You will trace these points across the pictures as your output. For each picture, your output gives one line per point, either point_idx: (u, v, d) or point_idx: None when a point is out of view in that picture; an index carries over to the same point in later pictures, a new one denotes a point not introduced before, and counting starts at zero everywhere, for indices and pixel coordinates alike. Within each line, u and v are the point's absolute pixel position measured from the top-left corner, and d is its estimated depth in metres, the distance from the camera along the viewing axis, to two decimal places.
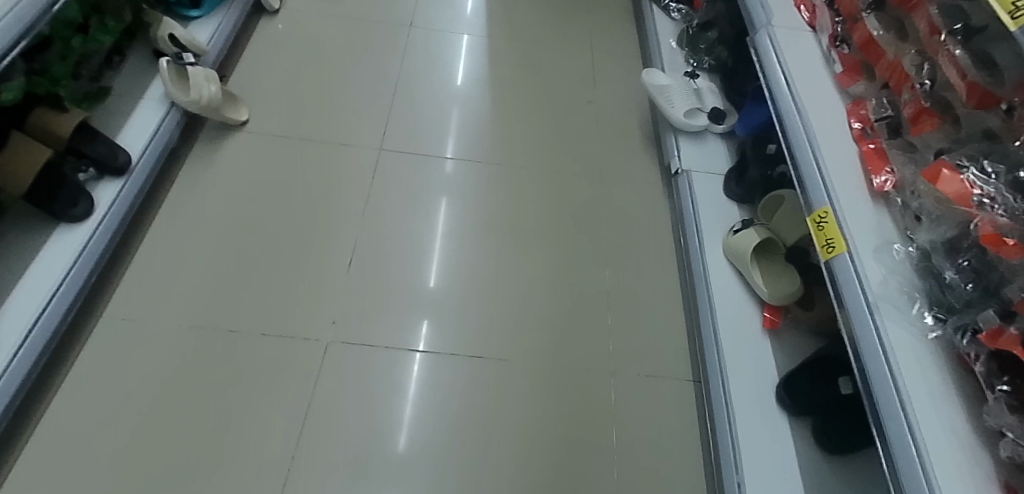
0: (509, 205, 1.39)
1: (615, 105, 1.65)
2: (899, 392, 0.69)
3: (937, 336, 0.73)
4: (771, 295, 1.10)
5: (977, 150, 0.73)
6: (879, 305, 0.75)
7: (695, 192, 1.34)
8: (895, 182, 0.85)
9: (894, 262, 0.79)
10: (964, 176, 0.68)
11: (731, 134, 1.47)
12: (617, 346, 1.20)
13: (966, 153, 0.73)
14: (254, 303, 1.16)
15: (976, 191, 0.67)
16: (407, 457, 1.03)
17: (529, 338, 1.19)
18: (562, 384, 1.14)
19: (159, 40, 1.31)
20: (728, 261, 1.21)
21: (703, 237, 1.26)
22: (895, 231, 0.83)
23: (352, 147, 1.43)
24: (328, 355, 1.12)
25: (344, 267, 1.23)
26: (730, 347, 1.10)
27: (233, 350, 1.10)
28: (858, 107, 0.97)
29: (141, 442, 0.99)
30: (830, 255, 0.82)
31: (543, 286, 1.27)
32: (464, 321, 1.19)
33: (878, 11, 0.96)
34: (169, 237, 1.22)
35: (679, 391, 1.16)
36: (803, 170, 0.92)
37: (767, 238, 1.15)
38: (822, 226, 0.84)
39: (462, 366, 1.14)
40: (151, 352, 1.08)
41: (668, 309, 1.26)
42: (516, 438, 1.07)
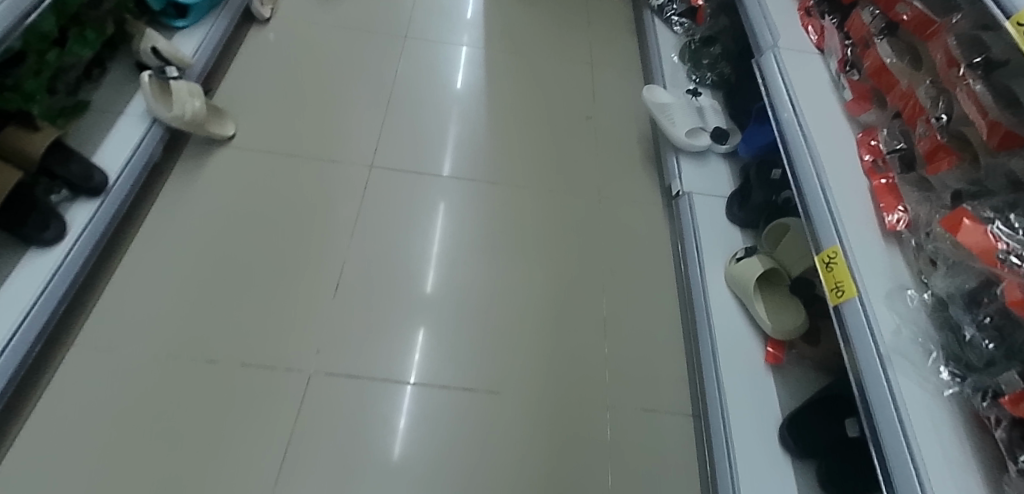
0: (503, 226, 1.34)
1: (615, 121, 1.60)
2: (912, 453, 0.64)
3: (953, 393, 0.69)
4: (774, 329, 1.05)
5: (1005, 200, 0.67)
6: (891, 357, 0.70)
7: (697, 215, 1.29)
8: (908, 222, 0.80)
9: (908, 310, 0.74)
10: (988, 228, 0.63)
11: (734, 155, 1.42)
12: (613, 377, 1.15)
13: (992, 204, 0.68)
14: (235, 330, 1.11)
15: (1002, 246, 0.62)
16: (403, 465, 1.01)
17: (522, 368, 1.14)
18: (556, 418, 1.09)
19: (141, 52, 1.26)
20: (731, 290, 1.16)
21: (704, 262, 1.21)
22: (908, 275, 0.78)
23: (342, 163, 1.38)
24: (311, 387, 1.07)
25: (330, 292, 1.18)
26: (732, 382, 1.05)
27: (212, 380, 1.05)
28: (868, 137, 0.92)
29: (110, 481, 0.94)
30: (839, 298, 0.77)
31: (537, 312, 1.22)
32: (455, 350, 1.15)
33: (890, 37, 0.92)
34: (147, 258, 1.17)
35: (678, 426, 1.11)
36: (810, 204, 0.88)
37: (771, 267, 1.10)
38: (831, 266, 0.79)
39: (451, 398, 1.09)
40: (125, 383, 1.03)
41: (668, 338, 1.22)
42: (510, 447, 1.05)
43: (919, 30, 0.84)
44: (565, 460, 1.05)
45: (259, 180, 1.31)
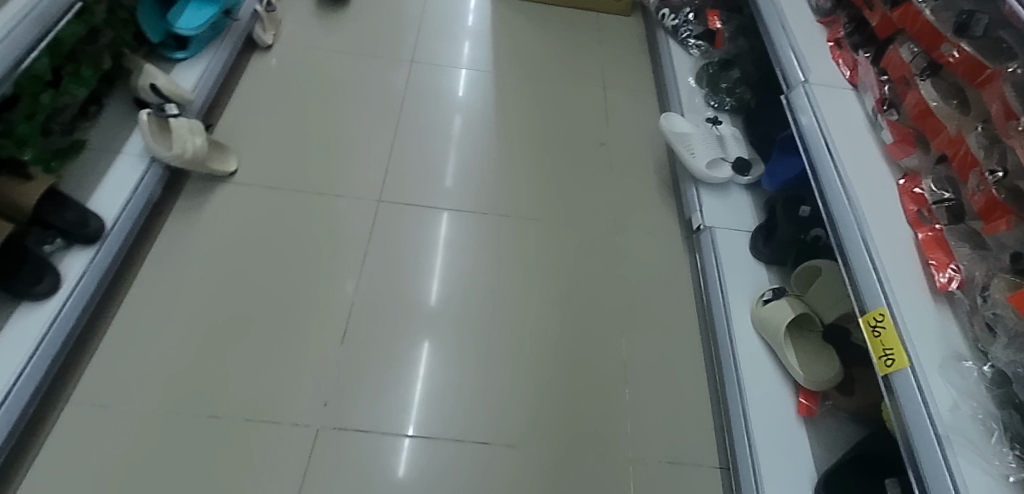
0: (517, 262, 1.29)
1: (629, 147, 1.55)
2: None
3: (1017, 479, 0.63)
4: (807, 379, 0.99)
5: None
6: (950, 437, 0.65)
7: (720, 251, 1.23)
8: (961, 282, 0.75)
9: (965, 382, 0.69)
10: None
11: (756, 186, 1.36)
12: (636, 427, 1.10)
13: None
14: (238, 382, 1.05)
15: None
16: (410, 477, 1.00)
17: (539, 418, 1.08)
18: (576, 473, 1.04)
19: (140, 89, 1.22)
20: (758, 334, 1.09)
21: (728, 302, 1.14)
22: (963, 343, 0.73)
23: (349, 198, 1.33)
24: (318, 443, 1.01)
25: (338, 338, 1.13)
26: (762, 434, 0.99)
27: (213, 438, 1.00)
28: (912, 185, 0.87)
29: None
30: (888, 368, 0.72)
31: (554, 355, 1.16)
32: (469, 400, 1.09)
33: (934, 77, 0.87)
34: (147, 305, 1.12)
35: (705, 480, 1.05)
36: (851, 256, 0.82)
37: (802, 313, 1.03)
38: (879, 330, 0.74)
39: (465, 451, 1.03)
40: (121, 442, 0.97)
41: (692, 384, 1.16)
42: (518, 456, 1.04)
43: (969, 75, 0.79)
44: (572, 456, 1.05)
45: (262, 220, 1.26)
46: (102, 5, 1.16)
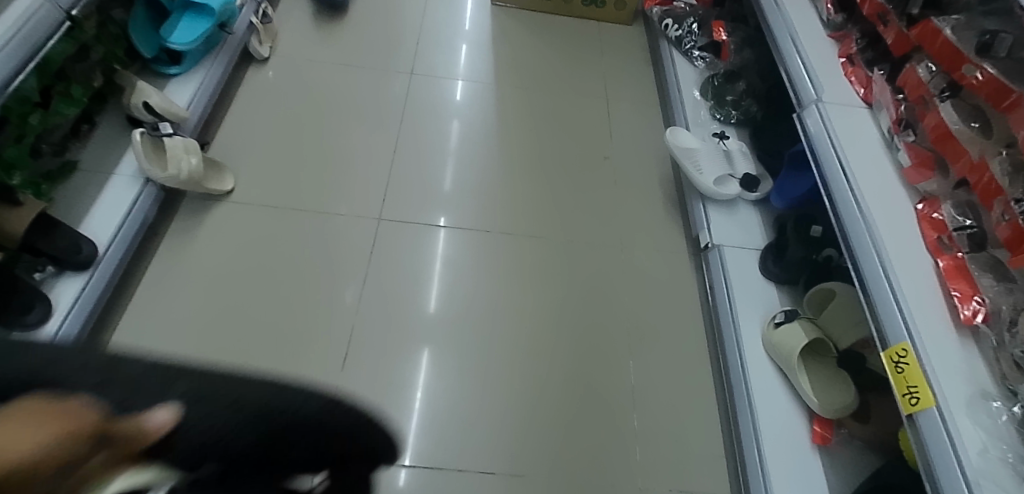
0: (520, 281, 1.26)
1: (634, 161, 1.52)
2: None
3: None
4: (822, 406, 0.96)
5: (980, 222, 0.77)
6: (981, 484, 0.62)
7: (729, 270, 1.20)
8: (986, 315, 0.72)
9: (994, 425, 0.66)
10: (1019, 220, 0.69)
11: (763, 202, 1.34)
12: (645, 454, 1.07)
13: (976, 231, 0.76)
14: None
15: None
16: None
17: (545, 447, 1.06)
18: None
19: (133, 108, 1.19)
20: (770, 359, 1.06)
21: (739, 323, 1.11)
22: (990, 381, 0.70)
23: (349, 217, 1.30)
24: None
25: (338, 365, 1.10)
26: (776, 464, 0.96)
27: None
28: (931, 210, 0.83)
29: None
30: (913, 407, 0.69)
31: (559, 379, 1.13)
32: (473, 427, 1.06)
33: (953, 98, 0.83)
34: (142, 332, 1.08)
35: None
36: (869, 284, 0.79)
37: (816, 338, 1.00)
38: (901, 367, 0.70)
39: (470, 483, 1.00)
40: None
41: (702, 409, 1.13)
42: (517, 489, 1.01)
43: (992, 98, 0.75)
44: (576, 481, 1.03)
45: (259, 241, 1.23)
46: (91, 20, 1.13)
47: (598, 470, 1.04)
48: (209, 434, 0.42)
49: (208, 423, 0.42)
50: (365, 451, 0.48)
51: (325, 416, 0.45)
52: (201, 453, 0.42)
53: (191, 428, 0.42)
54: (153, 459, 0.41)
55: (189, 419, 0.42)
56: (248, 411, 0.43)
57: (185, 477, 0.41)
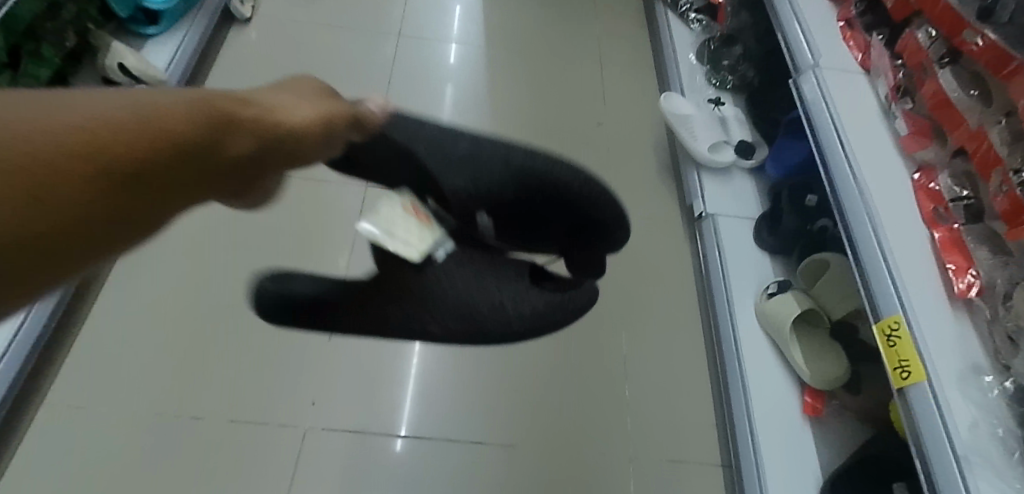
0: None
1: (628, 127, 1.49)
2: None
3: None
4: (813, 379, 0.96)
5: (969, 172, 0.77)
6: (970, 459, 0.61)
7: (721, 240, 1.19)
8: (980, 289, 0.71)
9: (985, 400, 0.65)
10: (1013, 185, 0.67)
11: (759, 169, 1.32)
12: (635, 423, 1.07)
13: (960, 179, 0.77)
14: (223, 381, 1.01)
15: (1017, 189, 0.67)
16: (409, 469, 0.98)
17: (537, 415, 1.05)
18: (575, 471, 1.01)
19: (107, 70, 1.14)
20: (763, 329, 1.05)
21: (732, 294, 1.10)
22: (983, 356, 0.69)
23: (337, 183, 1.27)
24: (306, 445, 0.98)
25: (326, 334, 1.08)
26: (765, 433, 0.96)
27: (197, 441, 0.95)
28: (927, 180, 0.82)
29: None
30: (904, 381, 0.68)
31: (551, 349, 1.13)
32: (464, 397, 1.05)
33: (953, 65, 0.80)
34: (126, 303, 1.07)
35: (705, 479, 1.03)
36: (862, 253, 0.77)
37: (809, 309, 0.99)
38: (893, 341, 0.69)
39: (460, 452, 1.00)
40: (101, 449, 0.93)
41: (693, 378, 1.13)
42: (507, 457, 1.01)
43: (993, 65, 0.72)
44: (566, 449, 1.03)
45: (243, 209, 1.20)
46: None
47: (587, 440, 1.04)
48: (477, 186, 0.52)
49: (479, 179, 0.52)
50: (593, 223, 0.56)
51: (597, 197, 0.55)
52: (468, 202, 0.52)
53: (459, 185, 0.52)
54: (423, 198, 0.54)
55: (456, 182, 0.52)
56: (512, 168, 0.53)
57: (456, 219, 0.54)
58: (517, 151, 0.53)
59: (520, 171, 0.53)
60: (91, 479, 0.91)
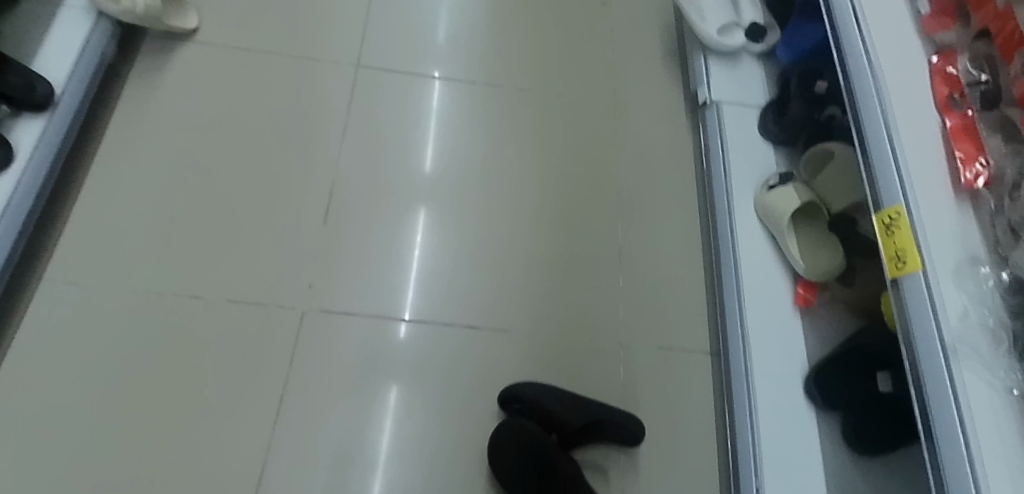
0: (507, 137, 1.20)
1: (633, 9, 1.40)
2: (973, 462, 0.56)
3: (1020, 393, 0.60)
4: (807, 271, 0.95)
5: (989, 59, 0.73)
6: (957, 348, 0.61)
7: (725, 129, 1.14)
8: (988, 179, 0.69)
9: (979, 288, 0.64)
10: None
11: (769, 55, 1.25)
12: (628, 311, 1.09)
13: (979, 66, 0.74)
14: (217, 262, 1.01)
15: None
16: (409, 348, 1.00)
17: (532, 302, 1.06)
18: (569, 355, 1.03)
19: None
20: (762, 222, 1.04)
21: (731, 187, 1.07)
22: (981, 247, 0.68)
23: (324, 62, 1.21)
24: (303, 325, 0.99)
25: (319, 218, 1.07)
26: (756, 322, 0.96)
27: (198, 319, 0.96)
28: (944, 64, 0.77)
29: (93, 427, 0.87)
30: (898, 271, 0.67)
31: (546, 239, 1.12)
32: (457, 283, 1.06)
33: None
34: (113, 184, 1.04)
35: (695, 365, 1.06)
36: (869, 143, 0.75)
37: (808, 201, 0.98)
38: (892, 231, 0.68)
39: (454, 335, 1.02)
40: (100, 324, 0.94)
41: (688, 270, 1.13)
42: (501, 342, 1.03)
43: None
44: (559, 334, 1.05)
45: (227, 89, 1.15)
46: None
47: (580, 327, 1.06)
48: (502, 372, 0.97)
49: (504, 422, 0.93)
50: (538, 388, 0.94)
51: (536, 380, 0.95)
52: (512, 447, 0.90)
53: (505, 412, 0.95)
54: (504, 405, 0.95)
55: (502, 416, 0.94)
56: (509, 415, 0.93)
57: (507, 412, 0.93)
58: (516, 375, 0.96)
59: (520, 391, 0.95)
60: (93, 352, 0.92)
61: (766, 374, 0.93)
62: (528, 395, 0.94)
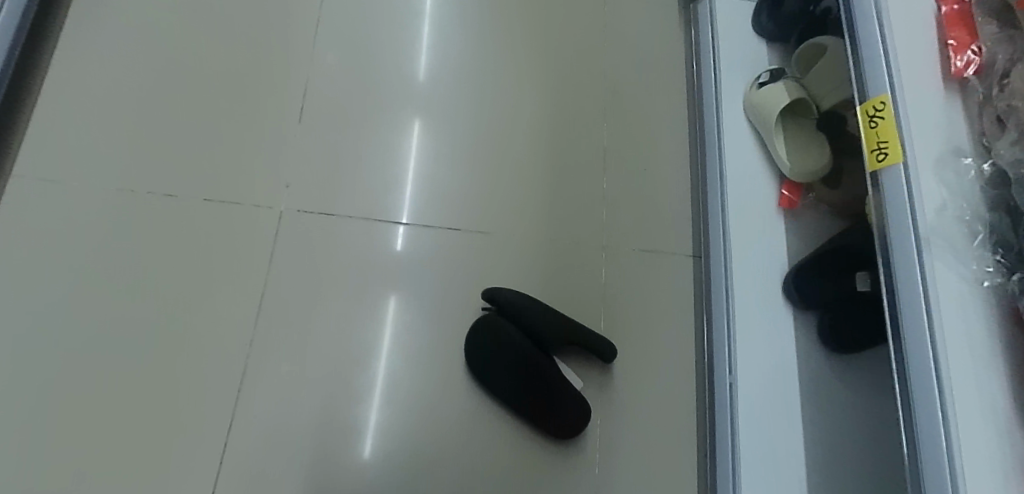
0: (493, 41, 1.18)
1: None
2: (936, 353, 0.56)
3: (991, 285, 0.60)
4: (793, 171, 0.93)
5: None
6: (931, 240, 0.60)
7: (717, 23, 1.09)
8: (979, 67, 0.66)
9: (959, 180, 0.63)
10: None
11: None
12: (611, 214, 1.08)
13: None
14: (193, 162, 1.01)
15: None
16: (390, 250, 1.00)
17: (513, 204, 1.06)
18: (550, 257, 1.04)
19: None
20: (749, 122, 1.01)
21: (720, 87, 1.04)
22: (967, 139, 0.66)
23: None
24: (283, 225, 0.99)
25: (295, 120, 1.07)
26: (738, 223, 0.95)
27: (175, 219, 0.97)
28: None
29: (76, 321, 0.89)
30: (879, 164, 0.65)
31: (534, 143, 1.12)
32: (437, 185, 1.06)
33: None
34: (80, 81, 1.02)
35: (677, 268, 1.06)
36: (858, 26, 0.70)
37: (798, 99, 0.95)
38: (875, 123, 0.65)
39: (434, 236, 1.02)
40: (76, 221, 0.94)
41: (673, 174, 1.13)
42: (486, 243, 1.03)
43: None
44: (539, 236, 1.05)
45: None
46: None
47: (563, 230, 1.06)
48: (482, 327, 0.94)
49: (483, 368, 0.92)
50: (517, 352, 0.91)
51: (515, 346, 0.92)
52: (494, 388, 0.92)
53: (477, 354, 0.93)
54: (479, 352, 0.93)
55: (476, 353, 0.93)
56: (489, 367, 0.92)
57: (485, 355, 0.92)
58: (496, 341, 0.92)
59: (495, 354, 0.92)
60: (72, 247, 0.93)
61: (744, 275, 0.93)
62: (506, 298, 0.95)
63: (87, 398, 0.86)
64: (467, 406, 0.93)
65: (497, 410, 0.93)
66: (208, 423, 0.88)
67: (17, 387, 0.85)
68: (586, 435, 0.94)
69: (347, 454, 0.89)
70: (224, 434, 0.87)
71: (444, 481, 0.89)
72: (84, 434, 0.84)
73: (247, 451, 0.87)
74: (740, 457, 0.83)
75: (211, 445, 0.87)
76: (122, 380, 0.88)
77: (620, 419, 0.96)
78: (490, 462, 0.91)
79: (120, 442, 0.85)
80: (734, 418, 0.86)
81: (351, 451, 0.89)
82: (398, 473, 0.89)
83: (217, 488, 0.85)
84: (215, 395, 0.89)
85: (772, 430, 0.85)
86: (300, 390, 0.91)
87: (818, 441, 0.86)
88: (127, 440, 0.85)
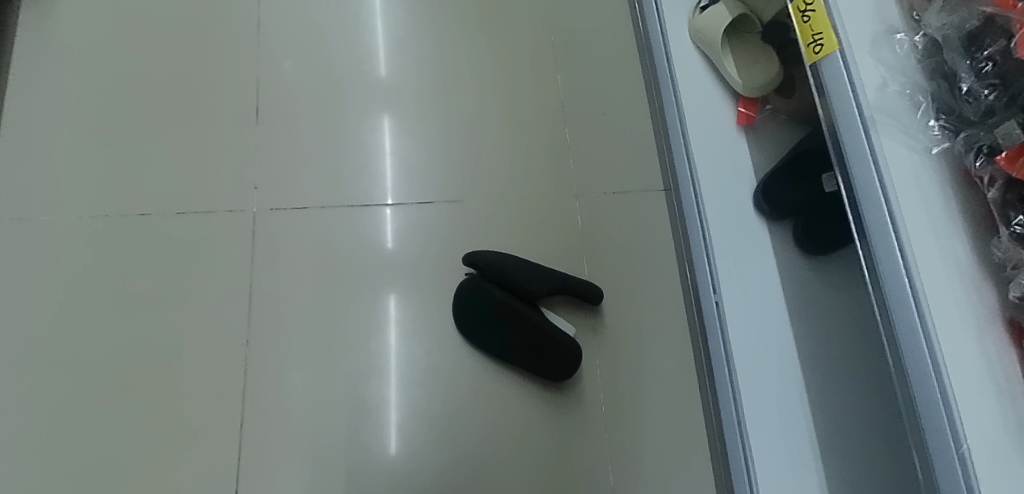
0: (436, 12, 1.19)
1: None
2: (894, 220, 0.56)
3: (941, 150, 0.61)
4: (745, 87, 0.95)
5: None
6: (876, 119, 0.60)
7: None
8: None
9: (895, 56, 0.64)
10: None
11: None
12: (579, 163, 1.09)
13: None
14: (159, 179, 1.02)
15: None
16: (367, 233, 1.01)
17: (480, 168, 1.07)
18: (524, 214, 1.05)
19: None
20: (696, 48, 1.03)
21: (666, 19, 1.05)
22: (899, 16, 0.67)
23: None
24: (259, 225, 1.01)
25: (252, 121, 1.07)
26: (700, 146, 0.97)
27: (150, 236, 0.98)
28: None
29: (72, 347, 0.92)
30: (817, 56, 0.66)
31: (491, 105, 1.12)
32: (404, 163, 1.06)
33: None
34: (32, 118, 1.04)
35: (649, 202, 1.07)
36: None
37: (740, 14, 0.97)
38: (808, 17, 0.68)
39: (408, 211, 1.03)
40: (56, 251, 0.96)
41: (633, 113, 1.14)
42: (460, 209, 1.04)
43: None
44: (512, 195, 1.06)
45: (139, 12, 1.13)
46: None
47: (533, 185, 1.07)
48: (465, 290, 0.95)
49: (476, 332, 0.94)
50: (506, 304, 0.92)
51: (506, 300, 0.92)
52: (490, 347, 0.94)
53: (464, 319, 0.95)
54: (465, 316, 0.95)
55: (464, 319, 0.95)
56: (480, 330, 0.94)
57: (474, 319, 0.94)
58: (484, 302, 0.93)
59: (488, 314, 0.93)
60: (54, 277, 0.95)
61: (715, 196, 0.94)
62: (486, 259, 0.95)
63: (96, 418, 0.89)
64: (465, 367, 0.95)
65: (497, 369, 0.95)
66: (219, 424, 0.90)
67: (27, 419, 0.88)
68: (585, 377, 0.96)
69: (360, 431, 0.91)
70: (237, 432, 0.90)
71: (455, 441, 0.91)
72: (98, 454, 0.87)
73: (264, 443, 0.89)
74: (736, 370, 0.85)
75: (227, 444, 0.89)
76: (125, 397, 0.90)
77: (617, 355, 0.97)
78: (498, 417, 0.93)
79: (136, 456, 0.87)
80: (725, 334, 0.87)
81: (364, 427, 0.91)
82: (411, 440, 0.91)
83: (240, 481, 0.87)
84: (220, 396, 0.91)
85: (762, 338, 0.87)
86: (302, 382, 0.92)
87: (807, 338, 0.87)
88: (141, 453, 0.88)
